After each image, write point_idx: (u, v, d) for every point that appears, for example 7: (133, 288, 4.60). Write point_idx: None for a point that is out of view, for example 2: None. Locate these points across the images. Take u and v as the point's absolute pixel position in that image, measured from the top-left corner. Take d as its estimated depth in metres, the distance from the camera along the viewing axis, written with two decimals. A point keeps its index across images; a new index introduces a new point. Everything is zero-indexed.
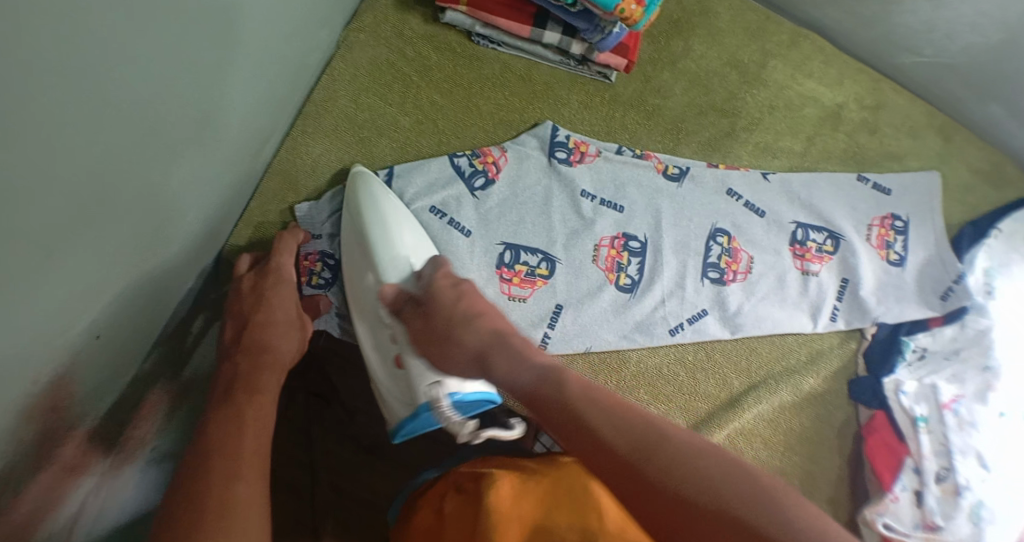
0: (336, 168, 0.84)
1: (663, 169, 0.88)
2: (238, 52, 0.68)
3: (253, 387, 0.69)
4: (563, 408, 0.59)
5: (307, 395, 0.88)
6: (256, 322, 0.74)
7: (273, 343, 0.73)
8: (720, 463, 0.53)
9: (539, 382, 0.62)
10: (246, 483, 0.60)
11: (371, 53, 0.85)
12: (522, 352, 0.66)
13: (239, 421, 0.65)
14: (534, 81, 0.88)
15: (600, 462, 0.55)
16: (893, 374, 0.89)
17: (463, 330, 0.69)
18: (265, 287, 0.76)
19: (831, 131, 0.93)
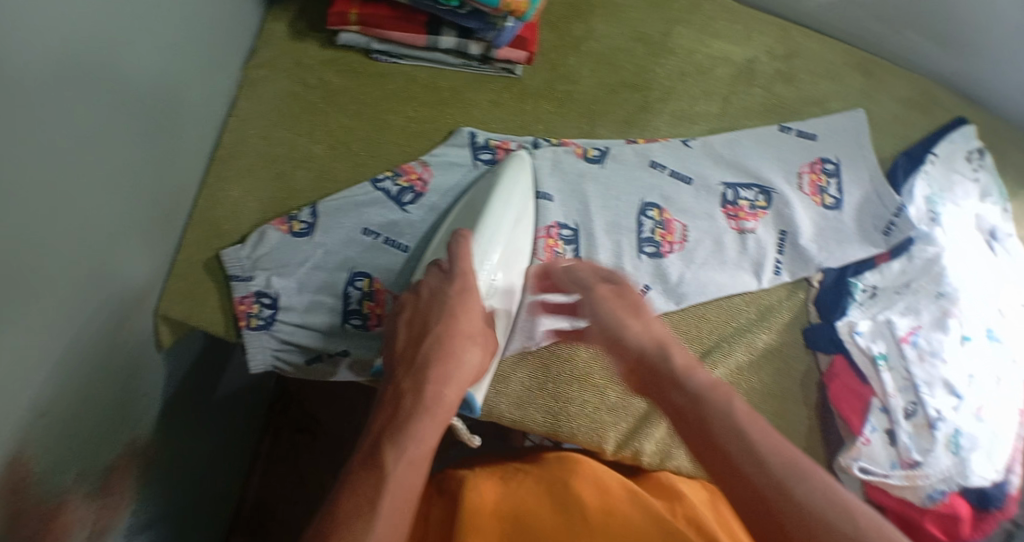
0: (255, 208, 0.84)
1: (582, 153, 0.88)
2: (129, 104, 0.69)
3: (412, 427, 0.65)
4: (720, 397, 0.63)
5: (294, 430, 1.20)
6: (433, 338, 0.72)
7: (455, 361, 0.72)
8: (825, 495, 0.54)
9: (713, 393, 0.64)
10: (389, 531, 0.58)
11: (274, 87, 0.86)
12: (667, 347, 0.71)
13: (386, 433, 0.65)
14: (440, 88, 0.88)
15: (733, 460, 0.59)
16: (846, 317, 0.88)
17: (630, 315, 0.75)
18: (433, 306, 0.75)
19: (747, 87, 0.92)
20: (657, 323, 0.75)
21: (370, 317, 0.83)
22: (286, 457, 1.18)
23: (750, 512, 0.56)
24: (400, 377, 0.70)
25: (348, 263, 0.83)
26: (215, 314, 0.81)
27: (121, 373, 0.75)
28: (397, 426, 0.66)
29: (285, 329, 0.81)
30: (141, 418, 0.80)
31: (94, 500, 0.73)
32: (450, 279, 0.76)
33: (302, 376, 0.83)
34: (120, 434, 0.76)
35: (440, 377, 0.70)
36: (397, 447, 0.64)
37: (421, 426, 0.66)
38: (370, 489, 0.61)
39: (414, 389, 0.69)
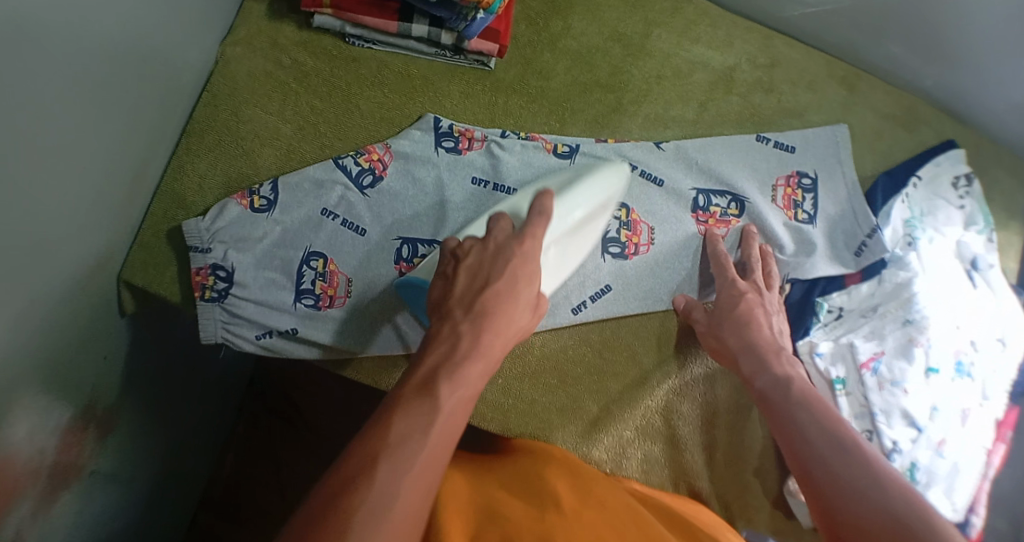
0: (221, 182, 0.85)
1: (551, 149, 0.87)
2: (103, 72, 0.70)
3: (463, 374, 0.64)
4: (794, 388, 0.74)
5: (271, 413, 1.23)
6: (492, 292, 0.70)
7: (504, 322, 0.69)
8: (892, 488, 0.60)
9: (773, 387, 0.75)
10: (422, 474, 0.56)
11: (248, 66, 0.87)
12: (766, 359, 0.78)
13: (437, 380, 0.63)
14: (412, 76, 0.88)
15: (792, 443, 0.69)
16: (807, 336, 0.86)
17: (728, 331, 0.81)
18: (493, 261, 0.72)
19: (724, 95, 0.91)
20: (756, 311, 0.82)
21: (321, 298, 0.84)
22: (263, 443, 1.22)
23: (813, 490, 0.64)
24: (456, 318, 0.68)
25: (304, 242, 0.84)
26: (172, 284, 0.83)
27: (79, 335, 0.77)
28: (443, 373, 0.63)
29: (237, 302, 0.82)
30: (100, 380, 0.82)
31: (49, 455, 0.75)
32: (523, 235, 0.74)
33: (252, 353, 0.83)
34: (78, 394, 0.78)
35: (493, 327, 0.68)
36: (450, 382, 0.63)
37: (470, 374, 0.64)
38: (417, 424, 0.58)
39: (469, 334, 0.67)
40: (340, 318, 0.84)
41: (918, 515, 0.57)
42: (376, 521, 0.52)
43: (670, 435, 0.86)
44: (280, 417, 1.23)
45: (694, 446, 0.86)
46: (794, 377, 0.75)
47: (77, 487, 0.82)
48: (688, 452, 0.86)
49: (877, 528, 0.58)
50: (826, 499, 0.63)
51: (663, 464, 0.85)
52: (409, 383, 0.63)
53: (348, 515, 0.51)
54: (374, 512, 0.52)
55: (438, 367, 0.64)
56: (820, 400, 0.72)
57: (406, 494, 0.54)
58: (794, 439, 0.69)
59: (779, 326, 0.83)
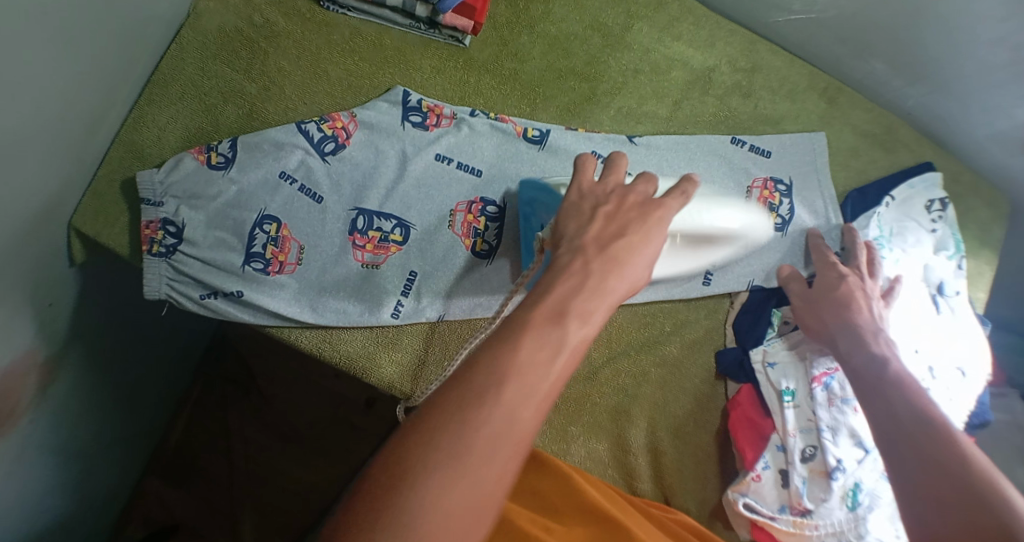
0: (181, 136, 0.84)
1: (522, 132, 0.86)
2: (64, 12, 0.69)
3: (592, 316, 0.55)
4: (886, 371, 0.75)
5: (226, 381, 1.21)
6: (623, 240, 0.60)
7: (631, 268, 0.59)
8: (971, 472, 0.62)
9: (865, 367, 0.76)
10: (533, 403, 0.50)
11: (220, 21, 0.85)
12: (861, 337, 0.79)
13: (555, 309, 0.54)
14: (385, 47, 0.87)
15: (883, 425, 0.71)
16: (760, 345, 0.86)
17: (827, 308, 0.83)
18: (631, 213, 0.62)
19: (700, 95, 0.90)
20: (857, 293, 0.83)
21: (271, 263, 0.81)
22: (215, 413, 1.19)
23: (901, 469, 0.66)
24: (586, 253, 0.59)
25: (258, 205, 0.81)
26: (122, 236, 0.81)
27: (25, 279, 0.75)
28: (559, 306, 0.54)
29: (184, 260, 0.80)
30: (44, 327, 0.80)
31: None
32: (659, 199, 0.64)
33: (194, 313, 0.80)
34: (19, 338, 0.77)
35: (614, 267, 0.58)
36: (577, 318, 0.54)
37: (597, 317, 0.55)
38: (535, 353, 0.51)
39: (586, 272, 0.57)
40: (287, 286, 0.81)
41: (996, 495, 0.59)
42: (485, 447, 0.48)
43: (616, 435, 0.83)
44: (234, 383, 1.21)
45: (639, 449, 0.83)
46: (889, 356, 0.77)
47: (7, 435, 0.80)
48: (633, 454, 0.83)
49: (951, 505, 0.60)
50: (907, 477, 0.65)
51: (609, 465, 0.83)
52: (535, 306, 0.54)
53: (455, 421, 0.48)
54: (486, 434, 0.48)
55: (569, 297, 0.55)
56: (914, 382, 0.73)
57: (523, 424, 0.49)
58: (882, 418, 0.71)
59: (880, 313, 0.83)
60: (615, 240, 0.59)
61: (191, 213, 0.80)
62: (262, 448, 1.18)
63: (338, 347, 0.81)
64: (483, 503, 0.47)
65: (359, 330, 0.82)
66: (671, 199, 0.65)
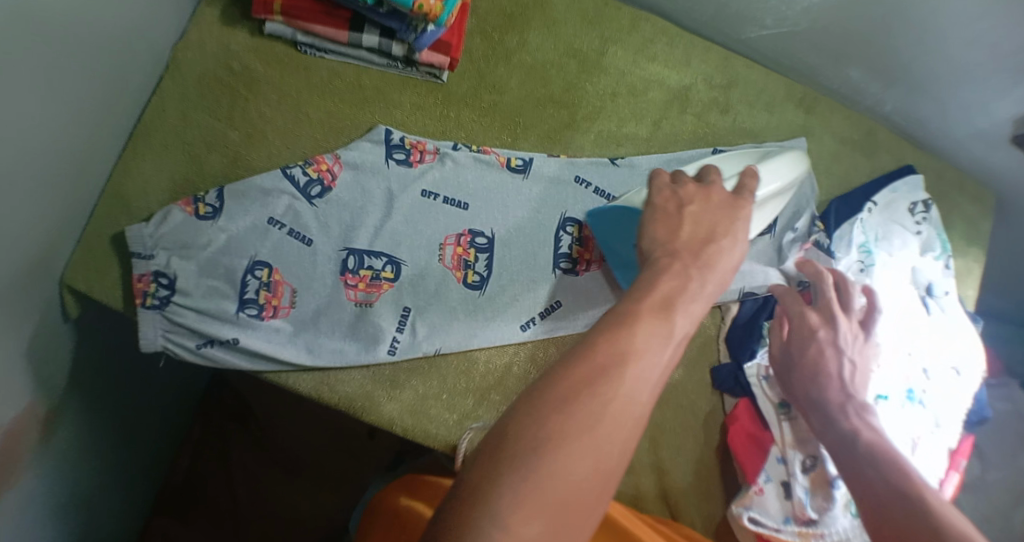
0: (166, 187, 0.84)
1: (505, 162, 0.87)
2: (46, 77, 0.70)
3: (694, 310, 0.60)
4: (859, 439, 0.74)
5: (227, 420, 1.21)
6: (715, 241, 0.65)
7: (722, 261, 0.64)
8: (946, 522, 0.60)
9: (839, 443, 0.75)
10: (648, 385, 0.54)
11: (198, 71, 0.86)
12: (834, 410, 0.78)
13: (659, 302, 0.58)
14: (364, 86, 0.87)
15: (857, 488, 0.69)
16: (754, 359, 0.86)
17: (800, 380, 0.82)
18: (718, 212, 0.68)
19: (678, 114, 0.91)
20: (829, 354, 0.81)
21: (265, 308, 0.82)
22: (218, 452, 1.20)
23: (874, 524, 0.64)
24: (686, 255, 0.63)
25: (250, 251, 0.82)
26: (114, 290, 0.82)
27: (21, 338, 0.76)
28: (671, 299, 0.59)
29: (178, 310, 0.80)
30: (42, 385, 0.81)
31: None
32: (736, 200, 0.69)
33: (192, 363, 0.80)
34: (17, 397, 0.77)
35: (709, 269, 0.63)
36: (686, 312, 0.59)
37: (697, 313, 0.60)
38: (654, 339, 0.55)
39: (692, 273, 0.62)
40: (282, 329, 0.82)
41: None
42: (614, 419, 0.51)
43: None
44: (235, 422, 1.21)
45: (644, 469, 0.84)
46: (857, 428, 0.75)
47: (12, 495, 0.80)
48: (639, 475, 0.84)
49: None
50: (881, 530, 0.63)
51: (616, 486, 0.83)
52: (645, 296, 0.58)
53: (576, 401, 0.51)
54: (608, 414, 0.51)
55: (674, 292, 0.59)
56: (887, 450, 0.72)
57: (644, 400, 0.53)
58: (857, 480, 0.70)
59: (852, 372, 0.81)
60: (707, 236, 0.65)
61: (184, 264, 0.81)
62: (268, 486, 1.18)
63: (336, 388, 0.82)
64: (603, 473, 0.50)
65: (353, 368, 0.82)
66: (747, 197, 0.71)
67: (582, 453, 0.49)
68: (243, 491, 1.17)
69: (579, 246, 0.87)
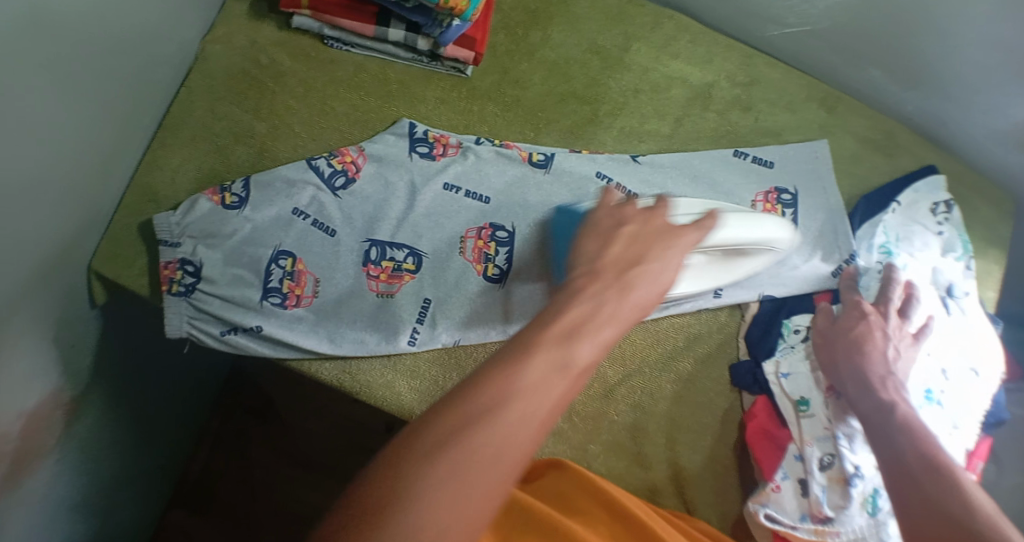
0: (193, 177, 0.85)
1: (527, 157, 0.87)
2: (80, 61, 0.72)
3: (603, 340, 0.54)
4: (893, 412, 0.75)
5: (246, 411, 1.23)
6: (641, 269, 0.59)
7: (655, 278, 0.60)
8: (975, 513, 0.61)
9: (875, 412, 0.76)
10: (531, 427, 0.49)
11: (227, 63, 0.88)
12: (872, 383, 0.78)
13: (556, 334, 0.53)
14: (389, 80, 0.89)
15: (888, 464, 0.70)
16: (773, 356, 0.86)
17: (841, 351, 0.82)
18: (654, 235, 0.63)
19: (701, 111, 0.91)
20: (875, 333, 0.82)
21: (288, 297, 0.82)
22: (236, 441, 1.21)
23: (902, 505, 0.65)
24: (608, 278, 0.58)
25: (273, 241, 0.83)
26: (140, 277, 0.83)
27: (49, 320, 0.78)
28: (571, 333, 0.53)
29: (204, 298, 0.81)
30: (65, 368, 0.82)
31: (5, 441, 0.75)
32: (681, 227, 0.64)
33: (216, 349, 0.82)
34: (41, 380, 0.78)
35: (639, 287, 0.58)
36: (588, 342, 0.53)
37: (603, 342, 0.54)
38: (545, 377, 0.50)
39: (609, 299, 0.57)
40: (305, 319, 0.82)
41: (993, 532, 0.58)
42: (481, 470, 0.46)
43: (634, 452, 0.84)
44: (253, 413, 1.23)
45: (660, 465, 0.84)
46: (893, 403, 0.76)
47: (33, 475, 0.81)
48: (655, 470, 0.84)
49: None
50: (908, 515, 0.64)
51: (631, 482, 0.84)
52: (542, 330, 0.53)
53: (438, 453, 0.46)
54: (476, 462, 0.46)
55: (575, 325, 0.54)
56: (921, 427, 0.72)
57: (519, 437, 0.48)
58: (888, 457, 0.71)
59: (896, 352, 0.82)
60: (634, 261, 0.60)
61: (209, 253, 0.82)
62: (283, 477, 1.20)
63: (358, 377, 0.82)
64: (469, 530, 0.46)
65: (375, 359, 0.83)
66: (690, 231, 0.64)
67: (441, 510, 0.45)
68: (260, 480, 1.19)
69: None
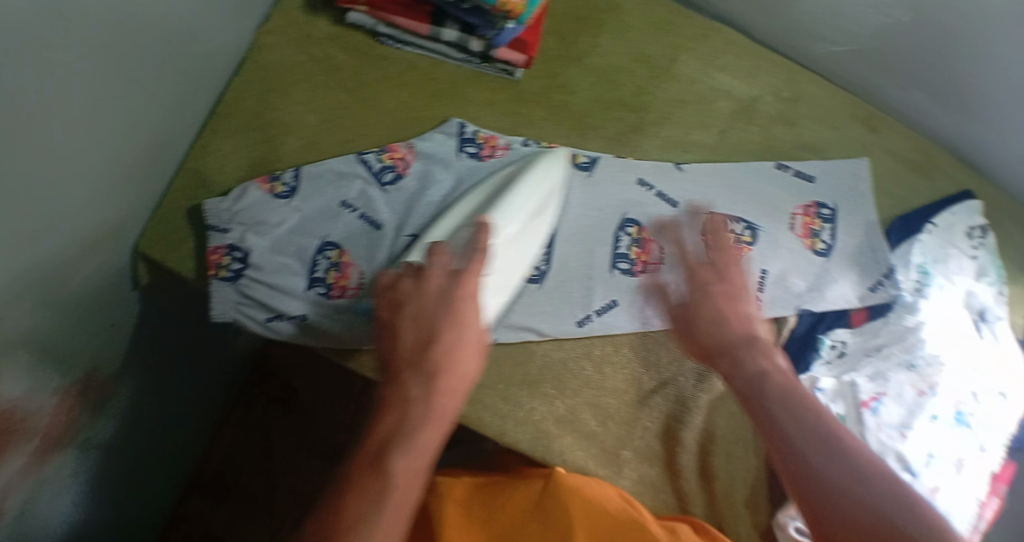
0: (243, 164, 0.86)
1: (570, 160, 0.88)
2: (147, 43, 0.73)
3: (415, 442, 0.68)
4: (772, 383, 0.76)
5: (270, 400, 1.25)
6: (436, 350, 0.72)
7: (451, 370, 0.72)
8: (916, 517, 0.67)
9: (759, 382, 0.76)
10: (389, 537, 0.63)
11: (280, 55, 0.89)
12: (744, 351, 0.79)
13: (377, 452, 0.67)
14: (439, 80, 0.90)
15: (772, 435, 0.74)
16: (809, 372, 0.87)
17: (714, 315, 0.81)
18: (444, 300, 0.74)
19: (746, 124, 0.92)
20: (746, 302, 0.82)
21: (332, 288, 0.83)
22: (259, 429, 1.23)
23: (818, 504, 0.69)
24: (409, 380, 0.71)
25: (321, 232, 0.84)
26: (185, 261, 0.84)
27: (92, 298, 0.78)
28: (401, 435, 0.68)
29: (251, 284, 0.82)
30: (104, 346, 0.82)
31: (44, 414, 0.75)
32: (454, 284, 0.75)
33: (259, 335, 0.83)
34: (81, 356, 0.79)
35: (443, 388, 0.71)
36: (404, 453, 0.67)
37: (423, 440, 0.68)
38: (371, 502, 0.64)
39: (421, 398, 0.70)
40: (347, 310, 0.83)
41: None
42: None
43: (665, 459, 0.86)
44: (277, 403, 1.25)
45: (690, 473, 0.86)
46: (773, 371, 0.77)
47: (67, 451, 0.81)
48: (683, 478, 0.85)
49: None
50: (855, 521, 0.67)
51: (659, 489, 0.85)
52: (364, 450, 0.68)
53: None
54: None
55: (392, 430, 0.68)
56: (807, 400, 0.75)
57: (386, 529, 0.63)
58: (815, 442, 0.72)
59: (753, 316, 0.82)
60: (427, 354, 0.72)
61: (255, 241, 0.83)
62: (304, 469, 1.22)
63: None
64: None
65: None
66: (473, 268, 0.76)
67: None
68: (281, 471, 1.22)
69: (638, 246, 0.87)
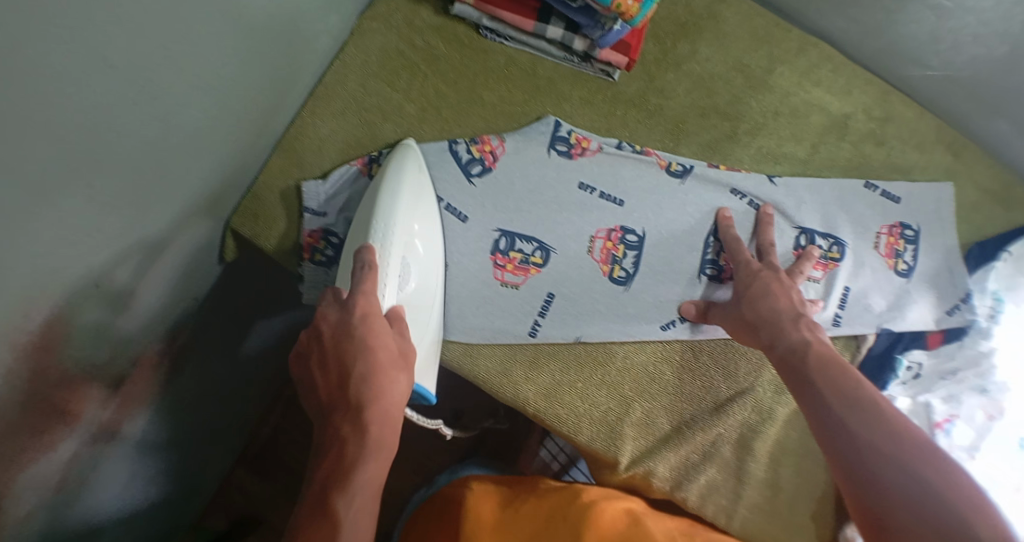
0: (340, 147, 0.87)
1: (665, 165, 0.89)
2: (264, 18, 0.73)
3: (354, 481, 0.62)
4: (806, 358, 0.74)
5: None
6: (356, 378, 0.65)
7: (379, 396, 0.65)
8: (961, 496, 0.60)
9: (793, 355, 0.75)
10: None
11: (381, 41, 0.89)
12: (782, 327, 0.78)
13: (323, 500, 0.61)
14: (538, 76, 0.90)
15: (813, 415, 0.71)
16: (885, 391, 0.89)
17: (753, 296, 0.81)
18: (353, 330, 0.67)
19: (837, 140, 0.93)
20: (776, 283, 0.82)
21: None
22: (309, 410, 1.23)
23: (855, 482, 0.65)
24: (337, 421, 0.65)
25: None
26: (277, 240, 0.84)
27: (185, 269, 0.78)
28: (341, 476, 0.62)
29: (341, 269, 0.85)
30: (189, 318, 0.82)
31: (120, 383, 0.73)
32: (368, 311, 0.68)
33: None
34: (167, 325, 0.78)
35: (373, 416, 0.64)
36: (344, 496, 0.61)
37: (364, 477, 0.62)
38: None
39: (353, 433, 0.64)
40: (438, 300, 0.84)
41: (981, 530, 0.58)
42: None
43: (735, 466, 0.86)
44: None
45: (758, 483, 0.87)
46: (815, 342, 0.75)
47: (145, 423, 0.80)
48: (747, 486, 0.86)
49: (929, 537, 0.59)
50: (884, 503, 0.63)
51: (724, 493, 0.86)
52: (305, 499, 0.63)
53: None
54: None
55: (333, 471, 0.63)
56: (848, 373, 0.72)
57: None
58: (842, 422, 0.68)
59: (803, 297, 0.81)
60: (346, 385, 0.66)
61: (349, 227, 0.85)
62: None
63: (474, 362, 0.84)
64: None
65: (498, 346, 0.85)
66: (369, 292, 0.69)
67: None
68: None
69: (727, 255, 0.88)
